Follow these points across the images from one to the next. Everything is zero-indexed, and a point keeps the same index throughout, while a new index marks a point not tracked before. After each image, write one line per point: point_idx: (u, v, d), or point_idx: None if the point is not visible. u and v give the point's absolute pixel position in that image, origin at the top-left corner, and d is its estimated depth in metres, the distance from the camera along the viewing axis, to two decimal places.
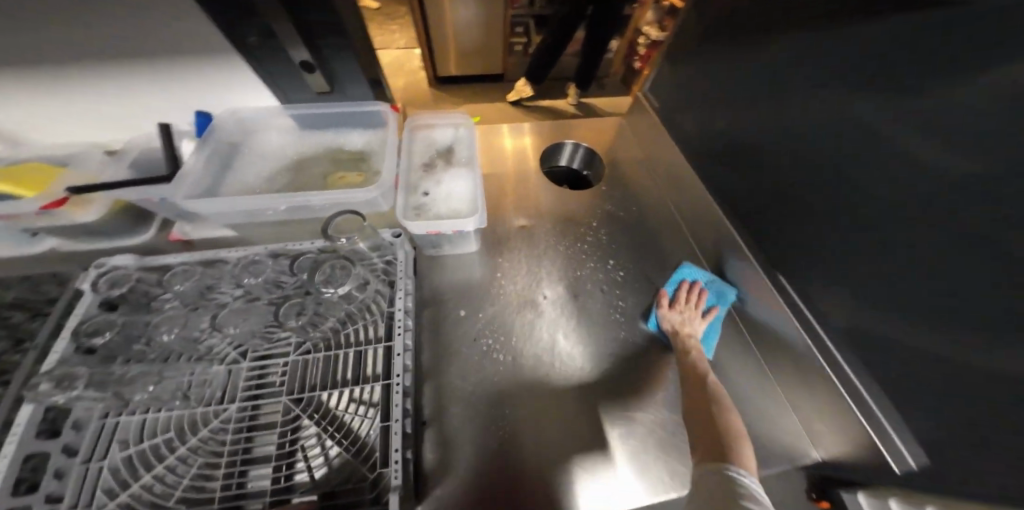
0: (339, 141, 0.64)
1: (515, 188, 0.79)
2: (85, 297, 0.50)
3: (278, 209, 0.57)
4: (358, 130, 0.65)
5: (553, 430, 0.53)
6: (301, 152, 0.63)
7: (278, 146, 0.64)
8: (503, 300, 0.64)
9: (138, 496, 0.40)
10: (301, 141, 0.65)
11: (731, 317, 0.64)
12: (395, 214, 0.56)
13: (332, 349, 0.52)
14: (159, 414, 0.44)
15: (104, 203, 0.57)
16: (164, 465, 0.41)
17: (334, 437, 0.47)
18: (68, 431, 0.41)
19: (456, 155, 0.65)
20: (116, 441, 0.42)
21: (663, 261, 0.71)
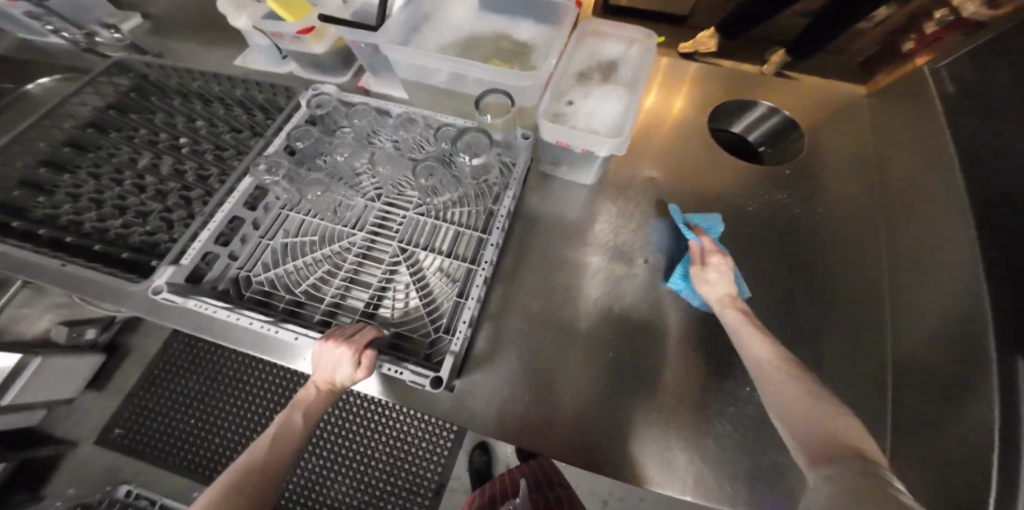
0: (512, 29, 0.63)
1: (673, 136, 0.69)
2: (301, 110, 0.65)
3: (444, 75, 0.60)
4: (534, 22, 0.63)
5: (595, 383, 0.52)
6: (477, 31, 0.64)
7: (461, 19, 0.65)
8: (600, 244, 0.61)
9: (282, 276, 0.55)
10: (480, 20, 0.65)
11: (878, 382, 0.49)
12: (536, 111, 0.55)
13: (439, 221, 0.60)
14: (312, 220, 0.59)
15: (330, 40, 0.69)
16: (303, 259, 0.56)
17: (416, 293, 0.56)
18: (259, 211, 0.59)
19: (618, 74, 0.58)
20: (283, 229, 0.58)
21: (814, 283, 0.56)
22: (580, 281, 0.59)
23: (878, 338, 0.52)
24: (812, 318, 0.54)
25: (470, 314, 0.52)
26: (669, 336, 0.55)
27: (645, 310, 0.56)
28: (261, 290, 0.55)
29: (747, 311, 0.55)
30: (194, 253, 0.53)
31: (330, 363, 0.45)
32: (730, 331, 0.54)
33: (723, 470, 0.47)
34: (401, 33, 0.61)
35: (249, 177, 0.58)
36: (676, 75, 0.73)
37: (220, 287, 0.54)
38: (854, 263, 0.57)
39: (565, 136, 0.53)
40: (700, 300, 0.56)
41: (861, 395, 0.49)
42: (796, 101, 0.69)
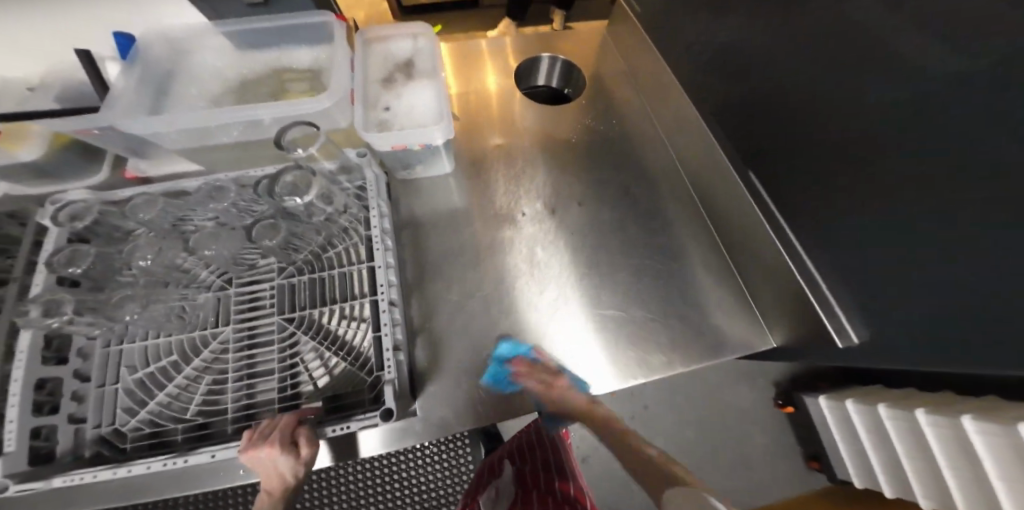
0: (286, 59, 0.57)
1: (489, 107, 0.75)
2: (51, 232, 0.49)
3: (233, 133, 0.52)
4: (305, 48, 0.58)
5: (542, 327, 0.59)
6: (245, 70, 0.56)
7: (219, 67, 0.56)
8: (484, 218, 0.66)
9: (162, 410, 0.50)
10: (243, 58, 0.57)
11: (703, 221, 0.70)
12: (356, 127, 0.54)
13: (316, 273, 0.57)
14: (156, 341, 0.52)
15: (40, 140, 0.53)
16: (175, 384, 0.51)
17: (332, 350, 0.54)
18: (76, 359, 0.50)
19: (417, 68, 0.61)
20: (124, 366, 0.51)
21: (637, 175, 0.73)
22: (481, 256, 0.63)
23: (686, 195, 0.72)
24: (646, 200, 0.71)
25: (391, 340, 0.50)
26: (575, 259, 0.64)
27: (543, 252, 0.64)
28: (144, 433, 0.50)
29: (605, 218, 0.68)
30: (15, 437, 0.44)
31: (266, 467, 0.43)
32: (601, 237, 0.67)
33: (656, 342, 0.60)
34: (142, 102, 0.50)
35: (27, 330, 0.47)
36: (463, 56, 0.79)
37: (86, 455, 0.48)
38: (655, 149, 0.75)
39: (398, 138, 0.54)
40: (575, 224, 0.67)
41: (691, 234, 0.69)
42: (563, 47, 0.82)
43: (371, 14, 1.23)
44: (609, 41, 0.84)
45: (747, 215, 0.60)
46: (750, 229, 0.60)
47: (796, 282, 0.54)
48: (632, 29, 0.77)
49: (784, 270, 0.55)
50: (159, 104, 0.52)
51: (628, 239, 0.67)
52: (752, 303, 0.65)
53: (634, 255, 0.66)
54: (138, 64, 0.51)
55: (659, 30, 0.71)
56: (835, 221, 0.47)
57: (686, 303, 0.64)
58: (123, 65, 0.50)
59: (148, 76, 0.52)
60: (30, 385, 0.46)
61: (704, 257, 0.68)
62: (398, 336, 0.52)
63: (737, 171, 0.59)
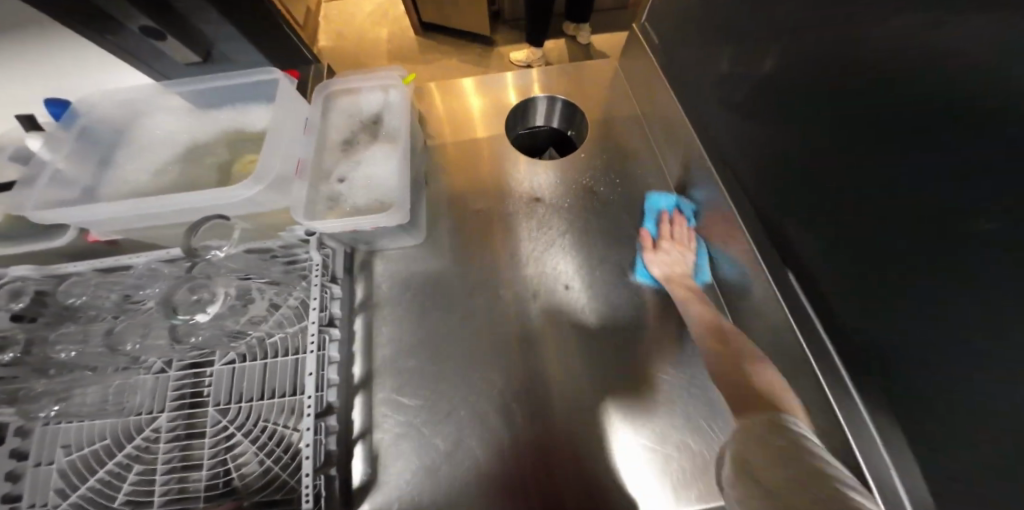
0: (235, 120, 0.49)
1: (480, 159, 0.70)
2: None
3: (152, 219, 0.43)
4: (255, 105, 0.49)
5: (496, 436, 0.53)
6: (195, 133, 0.49)
7: (167, 129, 0.49)
8: (452, 296, 0.61)
9: (88, 497, 0.47)
10: (189, 118, 0.49)
11: (718, 307, 0.59)
12: (295, 212, 0.46)
13: (261, 359, 0.53)
14: (91, 422, 0.49)
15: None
16: (104, 471, 0.48)
17: (269, 450, 0.50)
18: (13, 439, 0.47)
19: (383, 127, 0.53)
20: (59, 446, 0.49)
21: (639, 249, 0.63)
22: (451, 339, 0.59)
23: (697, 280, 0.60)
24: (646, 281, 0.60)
25: (310, 463, 0.44)
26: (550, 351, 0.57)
27: (514, 337, 0.58)
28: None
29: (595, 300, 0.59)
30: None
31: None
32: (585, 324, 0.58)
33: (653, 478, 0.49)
34: (73, 179, 0.45)
35: None
36: (457, 100, 0.74)
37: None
38: (667, 213, 0.64)
39: (345, 223, 0.46)
40: (557, 306, 0.60)
41: None
42: (568, 89, 0.74)
43: (395, 32, 1.21)
44: (623, 81, 0.74)
45: (776, 328, 0.46)
46: (773, 347, 0.48)
47: (834, 444, 0.40)
48: (648, 65, 0.66)
49: (820, 416, 0.42)
50: (96, 177, 0.46)
51: (620, 329, 0.58)
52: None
53: (623, 354, 0.56)
54: (72, 132, 0.46)
55: (685, 74, 0.58)
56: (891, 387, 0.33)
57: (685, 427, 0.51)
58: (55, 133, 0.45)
59: (87, 143, 0.46)
60: None
61: None
62: (330, 447, 0.49)
63: (766, 270, 0.46)
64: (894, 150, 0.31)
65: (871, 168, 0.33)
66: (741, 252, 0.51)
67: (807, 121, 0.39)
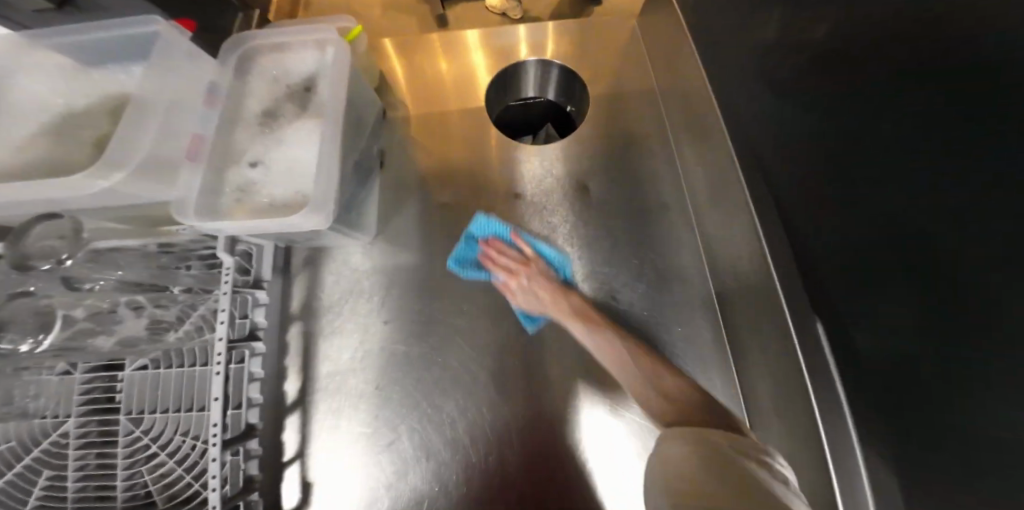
0: (115, 84, 0.41)
1: (452, 137, 0.58)
2: None
3: (16, 210, 0.36)
4: (137, 65, 0.41)
5: (447, 470, 0.47)
6: (72, 98, 0.40)
7: (32, 92, 0.41)
8: (406, 306, 0.52)
9: None
10: (59, 81, 0.41)
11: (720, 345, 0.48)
12: (180, 209, 0.36)
13: (174, 367, 0.45)
14: None
15: None
16: (6, 478, 0.42)
17: (184, 470, 0.44)
18: None
19: (315, 96, 0.43)
20: None
21: (632, 264, 0.52)
22: (401, 356, 0.50)
23: (700, 306, 0.49)
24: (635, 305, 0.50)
25: (217, 498, 0.37)
26: (514, 379, 0.49)
27: (475, 361, 0.50)
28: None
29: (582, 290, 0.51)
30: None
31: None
32: (556, 348, 0.50)
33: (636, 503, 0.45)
34: None
35: None
36: (449, 55, 0.60)
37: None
38: (672, 224, 0.52)
39: (246, 226, 0.36)
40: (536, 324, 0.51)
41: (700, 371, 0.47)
42: (584, 53, 0.59)
43: None
44: (642, 45, 0.59)
45: (789, 398, 0.35)
46: (783, 413, 0.37)
47: None
48: (675, 28, 0.50)
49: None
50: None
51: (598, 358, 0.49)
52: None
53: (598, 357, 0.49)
54: None
55: (714, 36, 0.44)
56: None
57: None
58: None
59: None
60: None
61: None
62: (250, 470, 0.42)
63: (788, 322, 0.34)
64: (941, 162, 0.20)
65: (919, 199, 0.21)
66: (756, 288, 0.40)
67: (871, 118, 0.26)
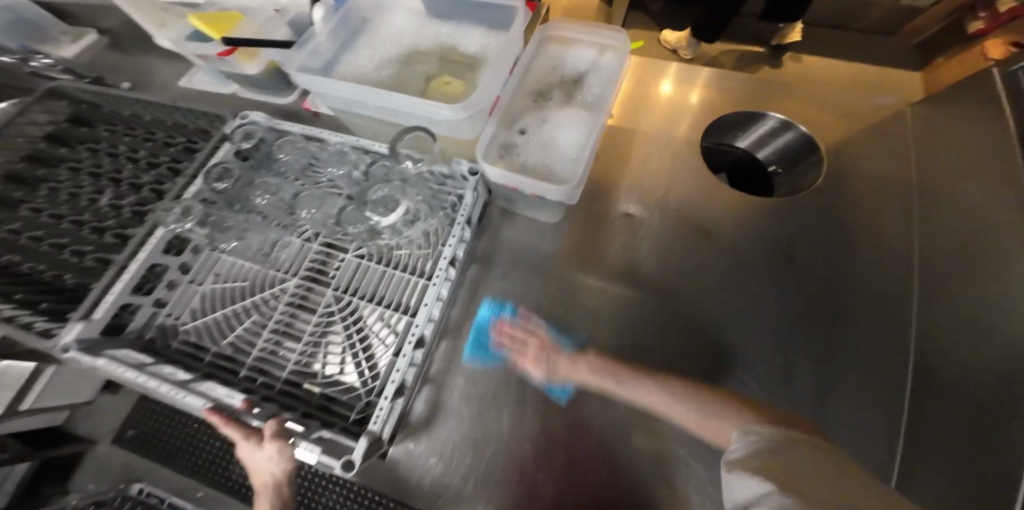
0: (454, 41, 0.53)
1: (656, 163, 0.62)
2: (224, 143, 0.57)
3: (372, 104, 0.48)
4: (478, 31, 0.52)
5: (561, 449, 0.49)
6: (417, 39, 0.53)
7: (398, 30, 0.54)
8: (569, 291, 0.55)
9: (211, 323, 0.52)
10: (418, 28, 0.54)
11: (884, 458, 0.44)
12: (476, 148, 0.46)
13: (387, 268, 0.54)
14: (242, 263, 0.55)
15: (264, 61, 0.58)
16: (233, 308, 0.52)
17: (357, 355, 0.51)
18: (188, 254, 0.54)
19: (582, 90, 0.49)
20: (212, 272, 0.54)
21: (815, 348, 0.49)
22: (552, 333, 0.53)
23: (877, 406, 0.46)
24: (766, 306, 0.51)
25: (395, 387, 0.46)
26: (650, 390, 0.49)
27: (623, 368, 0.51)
28: (188, 341, 0.52)
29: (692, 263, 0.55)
30: (107, 307, 0.47)
31: (252, 462, 0.44)
32: None
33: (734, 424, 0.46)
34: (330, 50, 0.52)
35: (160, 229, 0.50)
36: (642, 74, 0.68)
37: (145, 336, 0.50)
38: (862, 326, 0.49)
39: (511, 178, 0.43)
40: (684, 356, 0.50)
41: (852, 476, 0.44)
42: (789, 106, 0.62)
43: None
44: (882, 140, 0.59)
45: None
46: None
47: None
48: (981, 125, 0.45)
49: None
50: (334, 62, 0.53)
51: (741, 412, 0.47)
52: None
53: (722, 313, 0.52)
54: (343, 10, 0.52)
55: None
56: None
57: None
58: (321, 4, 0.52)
59: (344, 23, 0.53)
60: (143, 265, 0.50)
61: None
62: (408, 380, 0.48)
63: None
64: None
65: None
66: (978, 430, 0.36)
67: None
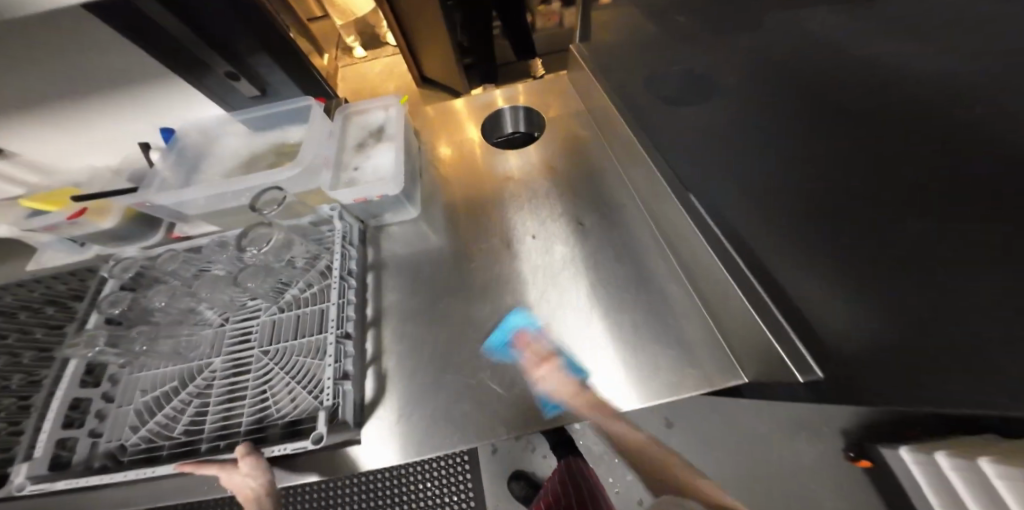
0: (282, 138, 0.73)
1: (463, 161, 0.85)
2: (107, 281, 0.64)
3: (236, 196, 0.65)
4: (295, 125, 0.73)
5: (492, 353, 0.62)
6: (252, 149, 0.72)
7: (234, 148, 0.73)
8: (448, 255, 0.73)
9: (154, 427, 0.56)
10: (252, 141, 0.73)
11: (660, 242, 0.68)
12: (324, 187, 0.66)
13: (301, 309, 0.63)
14: (166, 368, 0.60)
15: (117, 212, 0.68)
16: (166, 413, 0.56)
17: (300, 384, 0.58)
18: (106, 383, 0.59)
19: (386, 133, 0.72)
20: (138, 390, 0.58)
21: (602, 207, 0.74)
22: (446, 286, 0.70)
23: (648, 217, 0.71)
24: (566, 201, 0.76)
25: (334, 371, 0.54)
26: (528, 280, 0.68)
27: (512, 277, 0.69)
28: (140, 448, 0.56)
29: (515, 201, 0.78)
30: (44, 445, 0.52)
31: (234, 484, 0.51)
32: (561, 265, 0.68)
33: (579, 266, 0.68)
34: (177, 177, 0.67)
35: (72, 360, 0.57)
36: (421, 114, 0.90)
37: (94, 464, 0.54)
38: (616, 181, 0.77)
39: (357, 192, 0.63)
40: (532, 254, 0.71)
41: (658, 256, 0.67)
42: (523, 96, 0.89)
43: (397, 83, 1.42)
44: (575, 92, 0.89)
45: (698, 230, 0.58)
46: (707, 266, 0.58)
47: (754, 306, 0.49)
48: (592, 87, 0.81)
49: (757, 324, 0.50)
50: (189, 181, 0.67)
51: (584, 258, 0.69)
52: (733, 358, 0.56)
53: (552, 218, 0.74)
54: (175, 149, 0.69)
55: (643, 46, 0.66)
56: (812, 257, 0.40)
57: (635, 320, 0.62)
58: (163, 152, 0.68)
59: (182, 158, 0.69)
60: (65, 402, 0.55)
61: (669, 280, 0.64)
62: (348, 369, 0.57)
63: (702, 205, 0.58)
64: None
65: None
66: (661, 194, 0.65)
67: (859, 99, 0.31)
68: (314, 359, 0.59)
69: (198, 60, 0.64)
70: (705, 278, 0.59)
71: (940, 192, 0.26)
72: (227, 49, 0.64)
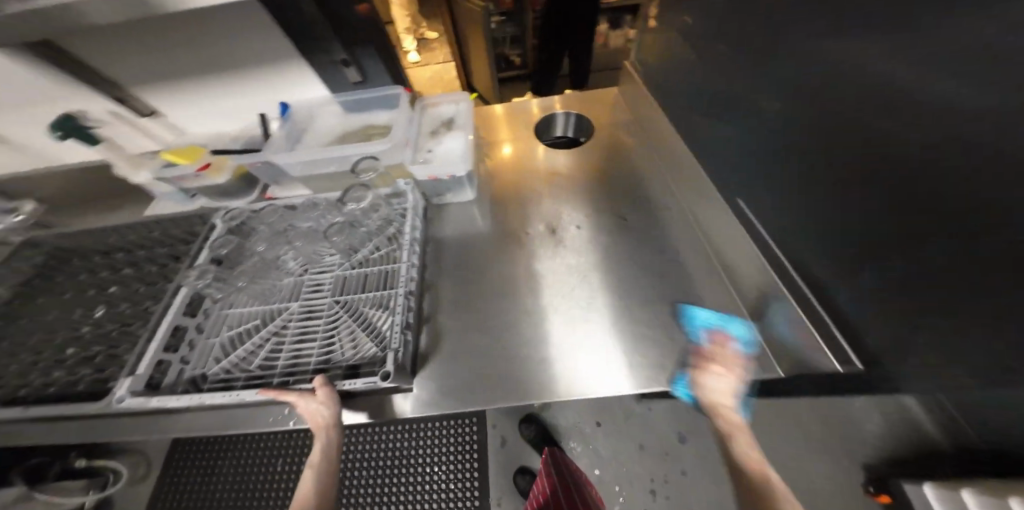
0: (370, 120, 0.84)
1: (518, 156, 0.94)
2: (218, 226, 0.76)
3: (332, 162, 0.77)
4: (384, 110, 0.85)
5: (536, 324, 0.69)
6: (345, 125, 0.84)
7: (330, 124, 0.85)
8: (500, 236, 0.81)
9: (236, 360, 0.63)
10: (345, 120, 0.85)
11: (701, 240, 0.74)
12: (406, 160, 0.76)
13: (368, 269, 0.70)
14: (251, 309, 0.68)
15: (229, 170, 0.78)
16: (247, 347, 0.64)
17: (364, 332, 0.64)
18: (199, 316, 0.67)
19: (457, 123, 0.82)
20: (225, 325, 0.67)
21: (644, 206, 0.81)
22: (497, 263, 0.78)
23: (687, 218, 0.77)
24: (610, 197, 0.83)
25: (399, 321, 0.62)
26: (572, 264, 0.75)
27: (557, 260, 0.76)
28: (218, 378, 0.62)
29: (564, 195, 0.85)
30: (146, 363, 0.60)
31: (308, 414, 0.58)
32: (602, 254, 0.76)
33: (620, 255, 0.75)
34: (285, 142, 0.79)
35: (183, 288, 0.67)
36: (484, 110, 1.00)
37: (178, 387, 0.61)
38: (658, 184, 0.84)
39: (430, 169, 0.73)
40: (577, 241, 0.78)
41: (696, 253, 0.73)
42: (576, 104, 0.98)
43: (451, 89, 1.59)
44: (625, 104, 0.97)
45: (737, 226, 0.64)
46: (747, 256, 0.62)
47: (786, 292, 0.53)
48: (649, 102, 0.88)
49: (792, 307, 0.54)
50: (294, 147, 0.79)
51: (624, 249, 0.76)
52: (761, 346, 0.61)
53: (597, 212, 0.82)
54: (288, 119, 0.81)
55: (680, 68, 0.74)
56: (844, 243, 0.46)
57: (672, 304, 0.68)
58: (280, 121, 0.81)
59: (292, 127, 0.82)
60: (169, 326, 0.63)
61: (707, 275, 0.70)
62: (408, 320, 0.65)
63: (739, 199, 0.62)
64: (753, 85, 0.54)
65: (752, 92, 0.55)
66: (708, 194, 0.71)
67: (907, 127, 0.35)
68: (376, 312, 0.65)
69: (316, 49, 0.76)
70: (741, 272, 0.64)
71: (962, 182, 0.32)
72: (340, 41, 0.75)
